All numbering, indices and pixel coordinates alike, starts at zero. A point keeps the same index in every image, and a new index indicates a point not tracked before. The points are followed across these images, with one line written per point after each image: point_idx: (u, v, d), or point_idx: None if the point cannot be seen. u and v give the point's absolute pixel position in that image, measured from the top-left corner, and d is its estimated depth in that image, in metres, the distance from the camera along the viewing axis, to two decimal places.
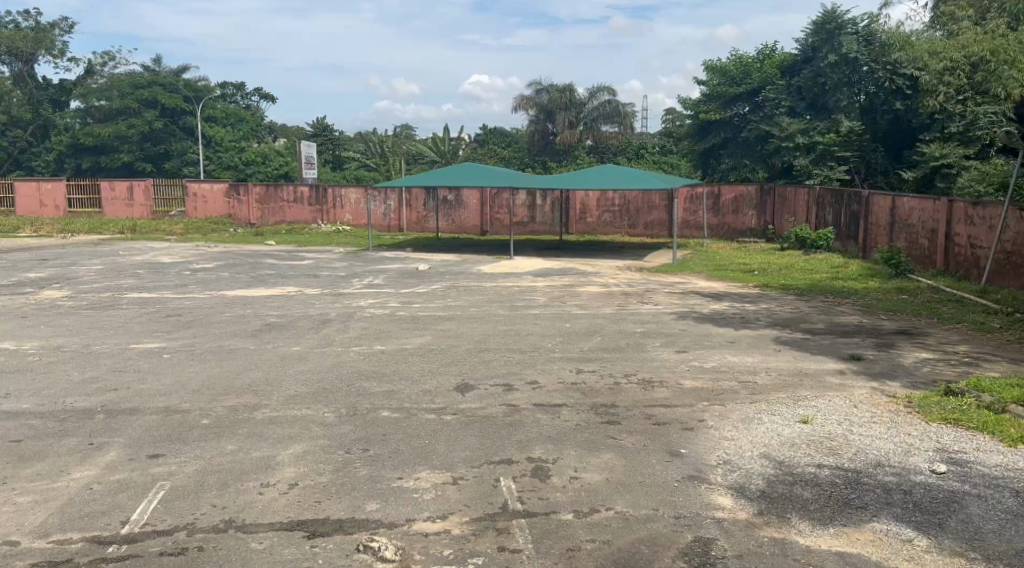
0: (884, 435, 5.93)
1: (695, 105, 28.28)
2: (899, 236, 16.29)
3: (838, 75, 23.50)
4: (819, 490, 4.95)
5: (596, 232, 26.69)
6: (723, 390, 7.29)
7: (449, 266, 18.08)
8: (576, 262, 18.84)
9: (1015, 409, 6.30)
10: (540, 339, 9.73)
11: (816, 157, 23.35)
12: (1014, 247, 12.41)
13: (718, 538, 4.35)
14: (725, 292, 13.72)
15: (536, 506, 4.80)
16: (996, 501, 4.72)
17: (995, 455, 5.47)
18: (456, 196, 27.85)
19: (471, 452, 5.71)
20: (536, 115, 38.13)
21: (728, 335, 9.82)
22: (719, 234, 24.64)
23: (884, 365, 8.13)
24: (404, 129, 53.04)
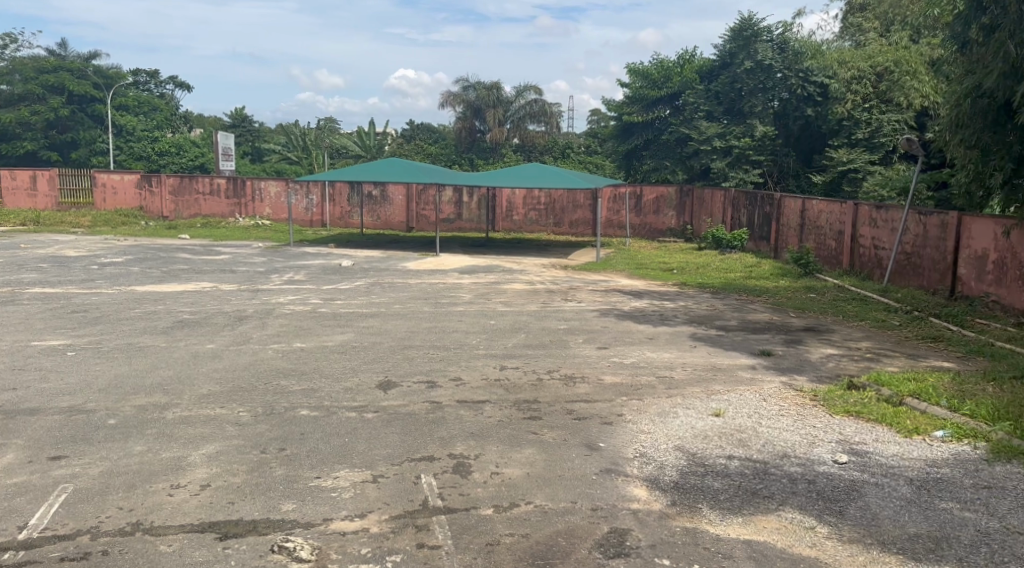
0: (791, 427, 6.19)
1: (619, 107, 28.73)
2: (808, 237, 16.99)
3: (754, 81, 24.22)
4: (729, 481, 5.13)
5: (521, 230, 26.86)
6: (641, 385, 7.46)
7: (372, 263, 17.89)
8: (501, 259, 18.96)
9: (911, 401, 6.67)
10: (463, 336, 9.73)
11: (732, 160, 24.45)
12: (913, 248, 13.14)
13: (632, 529, 4.46)
14: (645, 290, 14.05)
15: (456, 502, 4.81)
16: (891, 489, 5.00)
17: (892, 446, 5.78)
18: (381, 192, 27.56)
19: (391, 449, 5.67)
20: (463, 112, 37.85)
21: (647, 332, 10.06)
22: (641, 234, 25.20)
23: (792, 361, 8.48)
24: (328, 122, 52.05)
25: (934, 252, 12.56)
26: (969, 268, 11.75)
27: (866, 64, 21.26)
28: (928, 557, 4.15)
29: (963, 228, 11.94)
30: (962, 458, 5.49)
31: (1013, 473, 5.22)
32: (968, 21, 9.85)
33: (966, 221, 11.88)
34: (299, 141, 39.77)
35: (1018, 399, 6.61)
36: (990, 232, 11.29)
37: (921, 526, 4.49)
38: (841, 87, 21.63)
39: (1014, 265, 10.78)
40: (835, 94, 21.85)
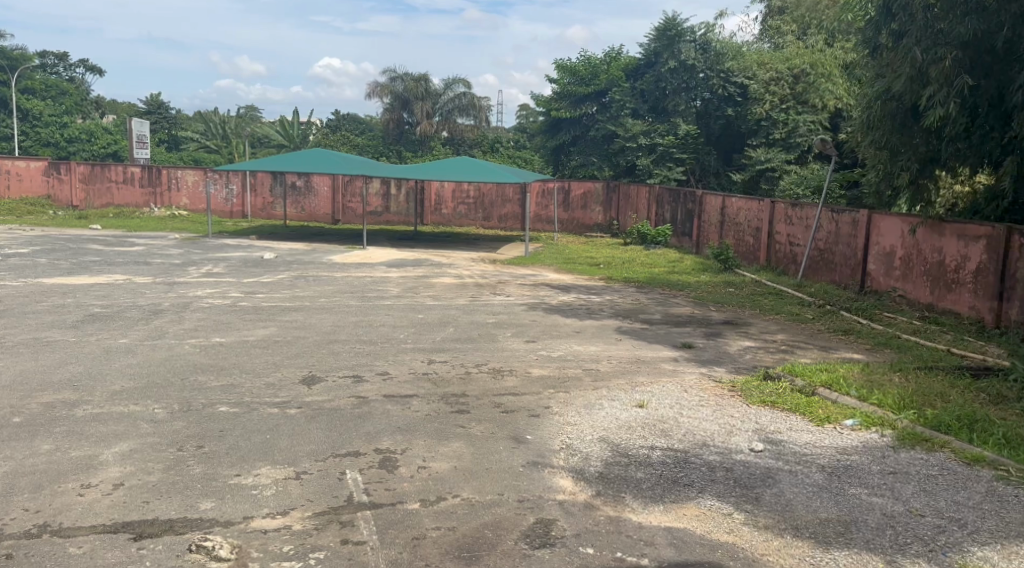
0: (710, 416, 6.38)
1: (547, 102, 28.83)
2: (728, 234, 17.49)
3: (676, 80, 24.76)
4: (651, 471, 5.25)
5: (450, 224, 26.76)
6: (568, 377, 7.56)
7: (296, 256, 17.53)
8: (428, 253, 18.85)
9: (823, 391, 6.98)
10: (391, 330, 9.63)
11: (656, 157, 24.59)
12: (826, 245, 13.68)
13: (558, 519, 4.52)
14: (572, 284, 14.21)
15: (382, 497, 4.77)
16: (804, 476, 5.21)
17: (805, 434, 6.02)
18: (305, 182, 27.02)
19: (316, 445, 5.59)
20: (391, 103, 37.46)
21: (574, 326, 10.18)
22: (569, 229, 25.50)
23: (712, 353, 8.73)
24: (250, 111, 50.59)
25: (846, 248, 13.11)
26: (878, 264, 12.30)
27: (784, 65, 22.40)
28: (837, 540, 4.34)
29: (872, 226, 12.48)
30: (870, 445, 5.76)
31: (916, 459, 5.51)
32: (879, 27, 10.27)
33: (876, 219, 12.42)
34: (218, 129, 39.02)
35: (921, 389, 6.98)
36: (898, 230, 11.84)
37: (831, 511, 4.70)
38: (760, 88, 22.67)
39: (919, 261, 11.33)
40: (754, 95, 22.85)
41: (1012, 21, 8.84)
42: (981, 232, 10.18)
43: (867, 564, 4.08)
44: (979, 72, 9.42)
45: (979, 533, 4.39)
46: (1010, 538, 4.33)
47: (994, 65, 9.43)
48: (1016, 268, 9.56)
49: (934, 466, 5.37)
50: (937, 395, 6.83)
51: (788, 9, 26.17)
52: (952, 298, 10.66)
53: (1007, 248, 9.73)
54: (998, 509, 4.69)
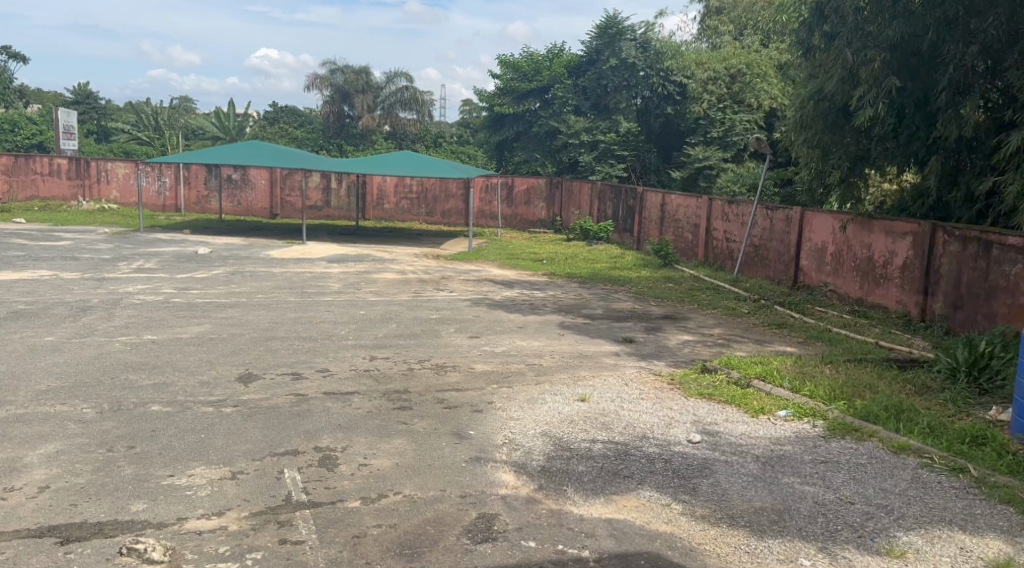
0: (649, 409, 6.48)
1: (490, 98, 28.51)
2: (668, 230, 17.79)
3: (617, 78, 25.05)
4: (592, 463, 5.31)
5: (393, 219, 26.52)
6: (511, 372, 7.58)
7: (233, 251, 17.11)
8: (370, 249, 18.64)
9: (758, 383, 7.16)
10: (331, 326, 9.49)
11: (598, 153, 24.85)
12: (761, 241, 14.02)
13: (501, 514, 4.52)
14: (516, 280, 14.24)
15: (321, 496, 4.70)
16: (740, 466, 5.34)
17: (741, 425, 6.17)
18: (241, 175, 26.43)
19: (253, 444, 5.47)
20: (331, 95, 36.83)
21: (517, 321, 10.20)
22: (512, 225, 25.57)
23: (652, 347, 8.86)
24: (183, 102, 49.10)
25: (780, 245, 13.45)
26: (811, 259, 12.65)
27: (721, 65, 22.89)
28: (771, 528, 4.45)
29: (805, 223, 12.84)
30: (802, 435, 5.94)
31: (847, 448, 5.70)
32: (811, 28, 10.54)
33: (808, 216, 12.78)
34: (150, 120, 37.61)
35: (851, 380, 7.23)
36: (829, 226, 12.19)
37: (766, 500, 4.82)
38: (698, 86, 23.24)
39: (849, 257, 11.69)
40: (693, 94, 23.43)
41: (936, 25, 9.10)
42: (906, 229, 10.54)
43: (799, 550, 4.20)
44: (906, 73, 9.77)
45: (904, 518, 4.56)
46: (933, 523, 4.51)
47: (920, 67, 9.80)
48: (940, 264, 9.93)
49: (862, 455, 5.55)
50: (866, 386, 7.08)
51: (725, 10, 26.70)
52: (880, 292, 11.02)
53: (931, 244, 10.10)
54: (922, 495, 4.88)
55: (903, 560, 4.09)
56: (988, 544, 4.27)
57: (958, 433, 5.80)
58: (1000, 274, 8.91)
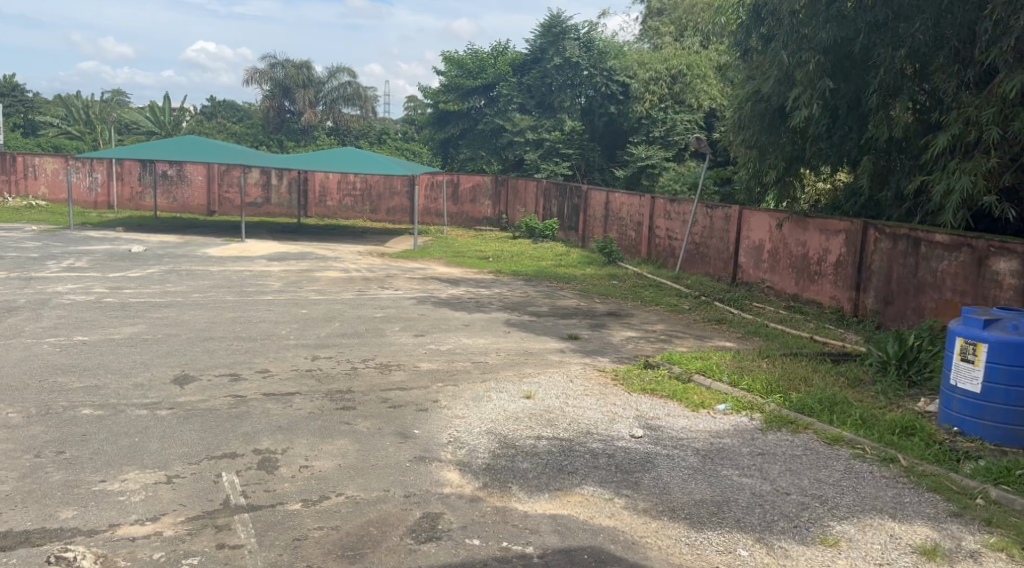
0: (594, 405, 6.54)
1: (435, 95, 28.17)
2: (612, 228, 17.99)
3: (562, 77, 25.40)
4: (537, 460, 5.32)
5: (336, 216, 26.17)
6: (456, 371, 7.55)
7: (168, 249, 16.63)
8: (312, 246, 18.34)
9: (698, 378, 7.30)
10: (272, 326, 9.30)
11: (543, 152, 24.99)
12: (701, 239, 14.28)
13: (444, 513, 4.50)
14: (461, 277, 14.19)
15: (261, 499, 4.60)
16: (680, 459, 5.42)
17: (682, 419, 6.27)
18: (177, 171, 25.75)
19: (189, 447, 5.33)
20: (271, 91, 36.38)
21: (462, 319, 10.17)
22: (458, 223, 25.49)
23: (596, 344, 8.93)
24: (116, 95, 47.50)
25: (719, 242, 13.72)
26: (748, 256, 12.94)
27: (662, 65, 22.78)
28: (710, 520, 4.53)
29: (743, 221, 13.13)
30: (740, 428, 6.07)
31: (783, 440, 5.84)
32: (749, 31, 10.80)
33: (746, 214, 13.06)
34: (80, 114, 36.27)
35: (787, 374, 7.43)
36: (766, 224, 12.48)
37: (705, 492, 4.91)
38: (640, 86, 23.17)
39: (785, 254, 11.98)
40: (635, 93, 23.47)
41: (867, 29, 9.43)
42: (840, 227, 10.85)
43: (737, 541, 4.29)
44: (839, 75, 10.10)
45: (838, 508, 4.70)
46: (865, 512, 4.66)
47: (852, 70, 10.12)
48: (872, 260, 10.25)
49: (798, 447, 5.70)
50: (802, 379, 7.28)
51: (666, 11, 27.19)
52: (815, 288, 11.33)
53: (863, 241, 10.41)
54: (854, 484, 5.04)
55: (836, 548, 4.22)
56: (916, 530, 4.44)
57: (888, 424, 6.00)
58: (928, 270, 9.23)
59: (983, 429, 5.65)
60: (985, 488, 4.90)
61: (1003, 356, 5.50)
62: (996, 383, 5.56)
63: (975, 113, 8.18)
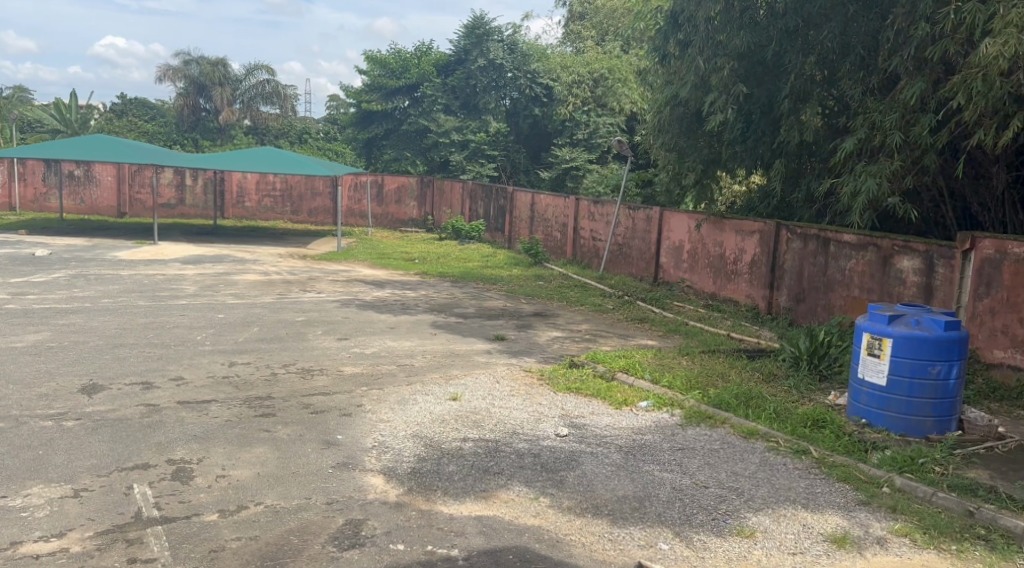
0: (519, 406, 6.56)
1: (357, 93, 27.78)
2: (537, 228, 18.14)
3: (486, 78, 25.25)
4: (463, 462, 5.31)
5: (255, 217, 25.53)
6: (381, 374, 7.46)
7: (75, 252, 15.91)
8: (231, 249, 17.84)
9: (622, 376, 7.42)
10: (187, 332, 9.00)
11: (468, 153, 24.94)
12: (624, 239, 14.54)
13: (368, 519, 4.44)
14: (386, 279, 14.03)
15: (175, 511, 4.44)
16: (604, 457, 5.51)
17: (605, 417, 6.37)
18: (84, 172, 24.68)
19: (98, 459, 5.09)
20: (186, 88, 35.09)
21: (387, 322, 10.05)
22: (383, 224, 25.31)
23: (523, 344, 8.97)
24: (17, 91, 45.25)
25: (641, 243, 13.99)
26: (669, 257, 13.24)
27: (585, 69, 23.18)
28: (632, 515, 4.62)
29: (664, 222, 13.42)
30: (662, 424, 6.21)
31: (702, 435, 5.99)
32: (666, 36, 11.09)
33: (667, 215, 13.36)
34: None
35: (706, 370, 7.66)
36: (685, 226, 12.80)
37: (628, 488, 4.99)
38: (564, 89, 23.55)
39: (703, 254, 12.30)
40: (559, 96, 23.76)
41: (779, 36, 9.81)
42: (754, 228, 11.22)
43: (659, 535, 4.38)
44: (753, 81, 10.45)
45: (753, 500, 4.86)
46: (780, 502, 4.83)
47: (765, 75, 10.48)
48: (784, 260, 10.63)
49: (715, 441, 5.87)
50: (720, 375, 7.50)
51: (587, 15, 27.55)
52: (732, 287, 11.68)
53: (776, 242, 10.79)
54: (769, 476, 5.22)
55: (752, 539, 4.35)
56: (827, 519, 4.62)
57: (800, 417, 6.23)
58: (837, 269, 9.64)
59: (888, 420, 5.94)
60: (891, 476, 5.15)
61: (906, 350, 5.78)
62: (901, 376, 5.84)
63: (879, 118, 8.58)
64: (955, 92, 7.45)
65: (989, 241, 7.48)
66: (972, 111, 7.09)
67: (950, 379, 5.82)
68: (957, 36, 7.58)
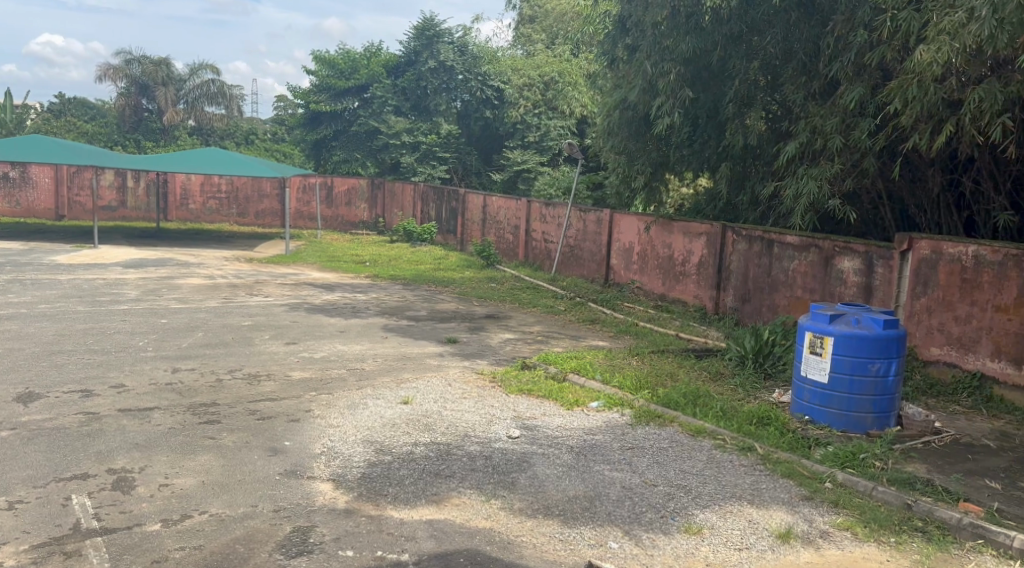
0: (472, 408, 6.56)
1: (304, 94, 26.89)
2: (489, 230, 18.17)
3: (437, 80, 25.04)
4: (414, 466, 5.28)
5: (200, 220, 25.00)
6: (331, 378, 7.38)
7: (9, 256, 15.36)
8: (174, 252, 17.43)
9: (573, 377, 7.48)
10: (128, 337, 8.76)
11: (419, 155, 24.75)
12: (575, 241, 14.65)
13: (317, 526, 4.38)
14: (336, 282, 13.90)
15: (115, 521, 4.32)
16: (555, 457, 5.53)
17: (557, 418, 6.40)
18: (20, 173, 23.87)
19: (34, 470, 4.93)
20: (127, 88, 34.22)
21: (337, 326, 9.93)
22: (333, 226, 25.10)
23: (475, 347, 8.97)
24: None
25: (592, 245, 14.11)
26: (619, 259, 13.38)
27: (535, 72, 23.80)
28: (583, 515, 4.65)
29: (614, 224, 13.56)
30: (612, 424, 6.27)
31: (651, 435, 6.07)
32: (615, 41, 11.32)
33: (617, 217, 13.50)
34: None
35: (655, 370, 7.76)
36: (635, 228, 12.96)
37: (578, 488, 5.03)
38: (515, 92, 23.97)
39: (652, 255, 12.47)
40: (510, 99, 24.09)
41: (723, 41, 10.02)
42: (701, 230, 11.40)
43: (609, 534, 4.43)
44: (698, 85, 10.63)
45: (701, 497, 4.94)
46: (726, 499, 4.93)
47: (711, 80, 10.66)
48: (730, 261, 10.83)
49: (664, 440, 5.95)
50: (668, 375, 7.61)
51: (537, 18, 27.71)
52: (680, 288, 11.86)
53: (722, 243, 10.99)
54: (716, 474, 5.31)
55: (699, 536, 4.43)
56: (772, 515, 4.72)
57: (746, 415, 6.36)
58: (781, 270, 9.86)
59: (830, 417, 6.11)
60: (833, 471, 5.29)
61: (847, 348, 5.95)
62: (842, 373, 6.00)
63: (820, 122, 8.80)
64: (892, 97, 7.68)
65: (925, 241, 7.73)
66: (908, 115, 7.33)
67: (889, 376, 6.00)
68: (893, 42, 7.84)
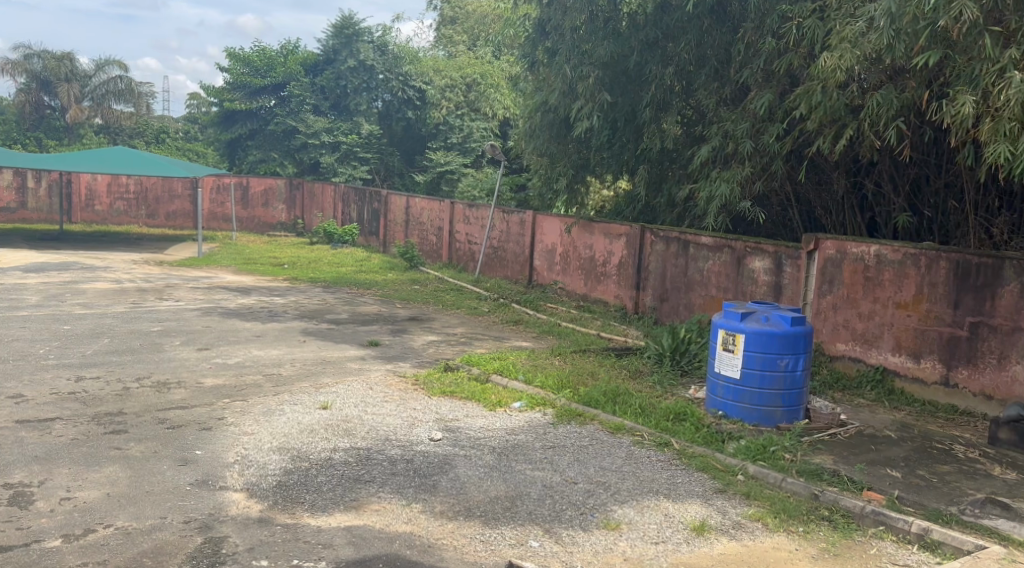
0: (393, 412, 6.49)
1: (218, 92, 25.97)
2: (412, 232, 18.04)
3: (358, 79, 24.48)
4: (332, 472, 5.19)
5: (106, 221, 23.96)
6: (246, 385, 7.17)
7: None
8: (77, 256, 16.63)
9: (495, 378, 7.49)
10: (27, 345, 8.31)
11: (339, 156, 24.39)
12: (499, 242, 14.70)
13: (229, 536, 4.26)
14: (253, 286, 13.56)
15: (11, 539, 4.08)
16: (477, 459, 5.53)
17: (479, 418, 6.42)
18: None
19: None
20: (26, 83, 32.32)
21: (253, 330, 9.67)
22: (249, 227, 24.45)
23: (397, 349, 8.89)
24: None
25: (516, 246, 14.18)
26: (543, 259, 13.49)
27: (457, 74, 24.00)
28: (504, 515, 4.67)
29: (537, 226, 13.66)
30: (534, 424, 6.31)
31: (572, 433, 6.13)
32: (535, 44, 11.48)
33: (540, 219, 13.61)
34: None
35: (576, 369, 7.85)
36: (558, 229, 13.08)
37: (500, 488, 5.05)
38: (437, 93, 24.05)
39: (574, 256, 12.62)
40: (432, 100, 24.14)
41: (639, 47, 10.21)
42: (621, 230, 11.61)
43: (529, 533, 4.45)
44: (617, 89, 10.77)
45: (619, 493, 5.03)
46: (643, 494, 5.04)
47: (629, 84, 10.81)
48: (648, 261, 11.06)
49: (585, 437, 6.04)
50: (589, 374, 7.72)
51: (460, 19, 27.77)
52: (601, 288, 12.04)
53: (641, 244, 11.22)
54: (634, 469, 5.42)
55: (617, 531, 4.50)
56: (688, 508, 4.85)
57: (664, 411, 6.50)
58: (696, 270, 10.14)
59: (742, 411, 6.32)
60: (745, 464, 5.47)
61: (757, 344, 6.16)
62: (753, 369, 6.21)
63: (733, 126, 9.06)
64: (799, 102, 7.97)
65: (830, 242, 8.09)
66: (813, 119, 7.63)
67: (797, 370, 6.24)
68: (800, 50, 8.19)
